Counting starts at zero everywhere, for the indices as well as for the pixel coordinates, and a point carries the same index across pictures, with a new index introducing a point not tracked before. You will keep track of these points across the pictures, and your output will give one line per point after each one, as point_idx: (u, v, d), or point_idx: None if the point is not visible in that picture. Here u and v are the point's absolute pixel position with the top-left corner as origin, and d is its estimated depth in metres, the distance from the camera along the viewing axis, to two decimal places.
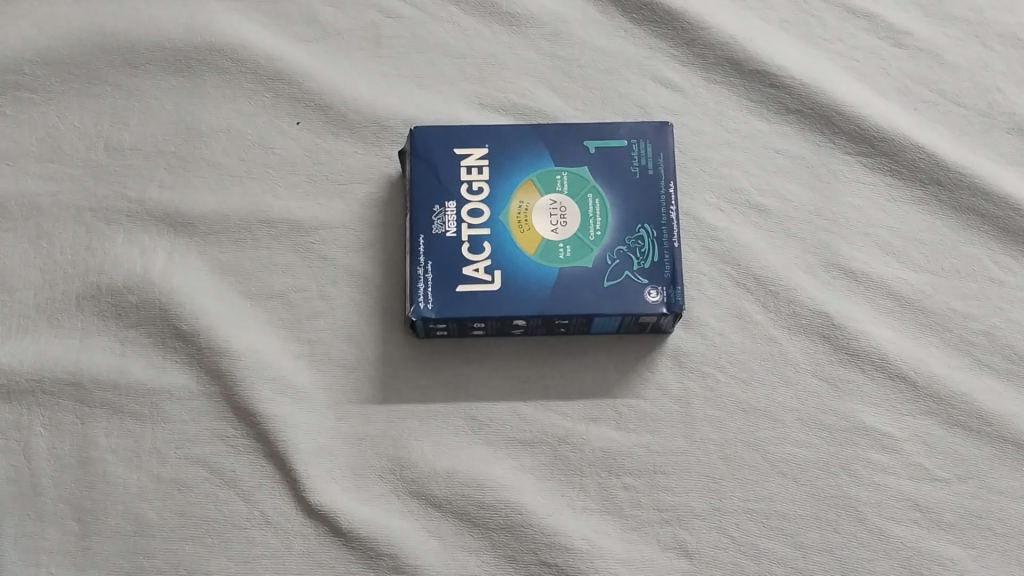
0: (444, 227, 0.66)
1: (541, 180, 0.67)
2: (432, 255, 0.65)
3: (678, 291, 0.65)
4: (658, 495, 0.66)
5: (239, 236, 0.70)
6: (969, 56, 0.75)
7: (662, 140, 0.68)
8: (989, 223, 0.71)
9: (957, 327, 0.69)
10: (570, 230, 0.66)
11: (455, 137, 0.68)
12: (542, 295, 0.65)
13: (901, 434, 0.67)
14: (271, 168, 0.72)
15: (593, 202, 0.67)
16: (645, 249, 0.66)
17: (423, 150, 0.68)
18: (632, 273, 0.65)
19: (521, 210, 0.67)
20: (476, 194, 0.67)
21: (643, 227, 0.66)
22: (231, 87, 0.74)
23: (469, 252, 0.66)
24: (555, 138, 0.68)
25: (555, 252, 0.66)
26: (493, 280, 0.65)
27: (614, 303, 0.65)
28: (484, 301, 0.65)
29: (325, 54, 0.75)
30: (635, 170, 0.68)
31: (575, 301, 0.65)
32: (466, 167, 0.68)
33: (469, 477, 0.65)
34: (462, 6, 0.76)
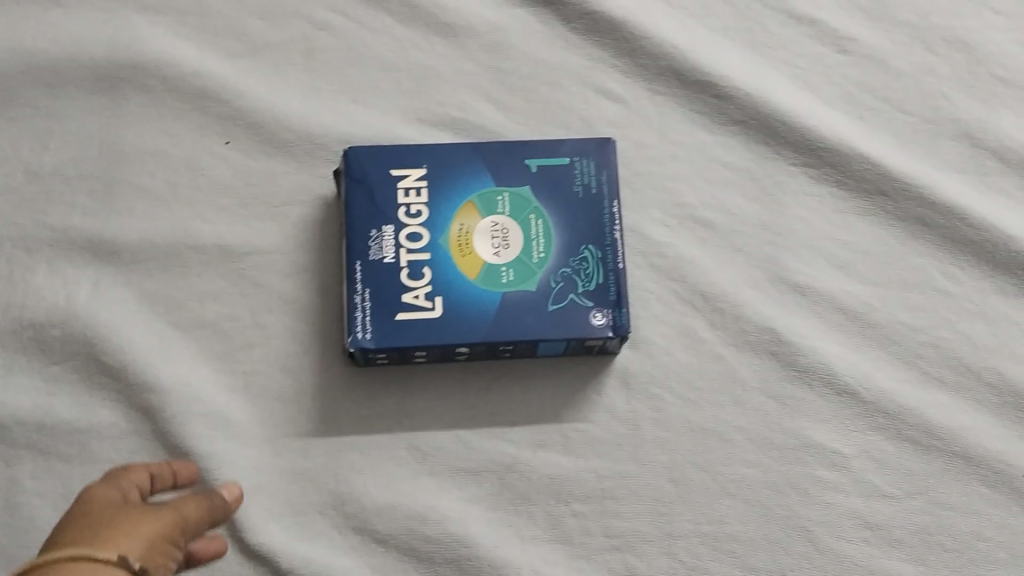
0: (382, 252, 0.64)
1: (481, 201, 0.65)
2: (370, 282, 0.63)
3: (623, 314, 0.64)
4: (608, 521, 0.65)
5: (168, 263, 0.68)
6: (913, 62, 0.74)
7: (605, 157, 0.66)
8: (936, 233, 0.70)
9: (905, 340, 0.68)
10: (514, 252, 0.64)
11: (391, 157, 0.66)
12: (485, 320, 0.63)
13: (851, 451, 0.67)
14: (199, 191, 0.69)
15: (536, 223, 0.65)
16: (590, 271, 0.64)
17: (358, 173, 0.65)
18: (577, 296, 0.64)
19: (462, 233, 0.65)
20: (414, 218, 0.65)
21: (588, 248, 0.65)
22: (156, 106, 0.70)
23: (408, 278, 0.63)
24: (495, 157, 0.66)
25: (497, 276, 0.64)
26: (434, 307, 0.63)
27: (560, 327, 0.63)
28: (425, 330, 0.62)
29: (255, 68, 0.72)
30: (578, 189, 0.66)
31: (519, 327, 0.63)
32: (404, 189, 0.65)
33: (413, 510, 0.64)
34: (397, 16, 0.73)
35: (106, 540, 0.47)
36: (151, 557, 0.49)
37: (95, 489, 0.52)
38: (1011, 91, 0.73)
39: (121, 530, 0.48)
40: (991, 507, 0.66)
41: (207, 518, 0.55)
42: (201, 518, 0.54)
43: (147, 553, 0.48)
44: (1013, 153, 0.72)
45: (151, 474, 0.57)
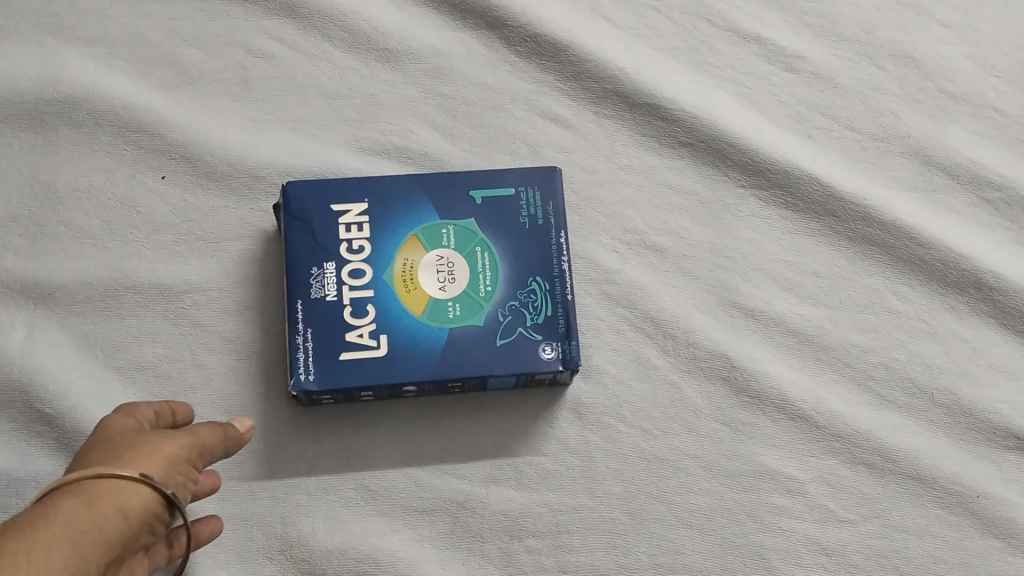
0: (324, 290, 0.62)
1: (426, 234, 0.64)
2: (313, 322, 0.61)
3: (573, 347, 0.62)
4: (562, 556, 0.64)
5: (104, 304, 0.65)
6: (861, 78, 0.73)
7: (551, 186, 0.65)
8: (886, 253, 0.70)
9: (857, 362, 0.68)
10: (460, 286, 0.63)
11: (332, 192, 0.64)
12: (432, 357, 0.61)
13: (805, 476, 0.66)
14: (136, 229, 0.67)
15: (482, 255, 0.64)
16: (538, 303, 0.63)
17: (298, 208, 0.64)
18: (525, 329, 0.62)
19: (406, 268, 0.63)
20: (356, 253, 0.63)
21: (536, 279, 0.63)
22: (89, 141, 0.68)
23: (351, 316, 0.62)
24: (439, 189, 0.65)
25: (443, 311, 0.62)
26: (379, 345, 0.61)
27: (508, 362, 0.62)
28: (370, 369, 0.61)
29: (190, 99, 0.70)
30: (525, 220, 0.65)
31: (467, 363, 0.62)
32: (345, 224, 0.64)
33: (364, 553, 0.62)
34: (336, 42, 0.71)
35: (125, 460, 0.46)
36: (170, 475, 0.47)
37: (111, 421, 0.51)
38: (959, 106, 0.73)
39: (139, 449, 0.47)
40: (946, 529, 0.65)
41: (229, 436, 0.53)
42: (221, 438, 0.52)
43: (167, 473, 0.47)
44: (962, 169, 0.71)
45: (155, 411, 0.54)
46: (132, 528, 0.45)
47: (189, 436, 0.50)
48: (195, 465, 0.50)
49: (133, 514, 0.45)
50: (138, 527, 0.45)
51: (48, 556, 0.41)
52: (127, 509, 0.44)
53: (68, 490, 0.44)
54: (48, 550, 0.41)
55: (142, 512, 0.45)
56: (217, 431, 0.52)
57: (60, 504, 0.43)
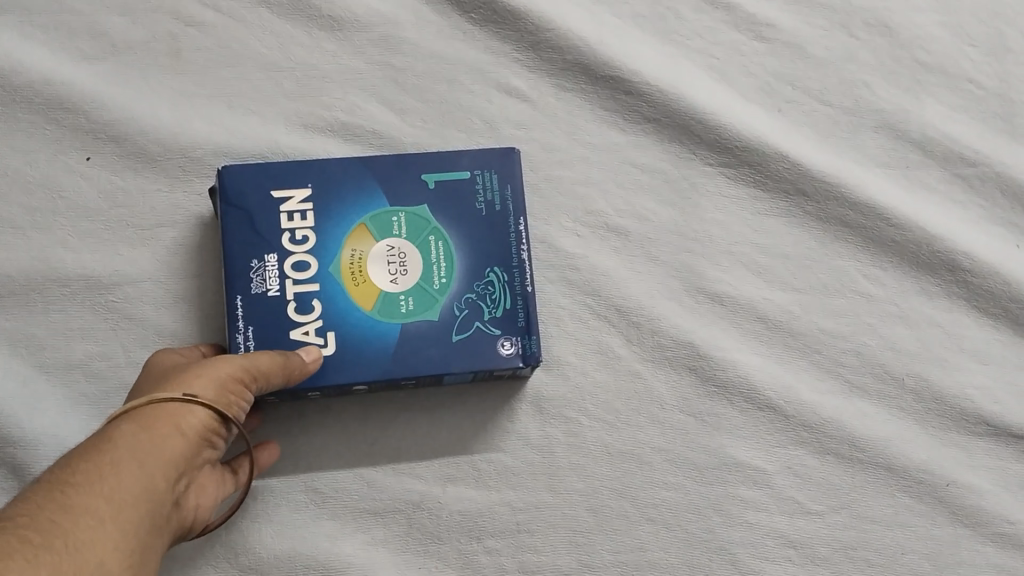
0: (266, 285, 0.58)
1: (375, 222, 0.59)
2: (255, 319, 0.57)
3: (533, 341, 0.59)
4: (523, 556, 0.61)
5: (26, 299, 0.61)
6: (834, 48, 0.69)
7: (510, 169, 0.61)
8: (857, 233, 0.67)
9: (827, 349, 0.66)
10: (412, 279, 0.59)
11: (273, 176, 0.59)
12: (385, 355, 0.58)
13: (772, 467, 0.64)
14: (60, 216, 0.62)
15: (436, 245, 0.59)
16: (495, 296, 0.59)
17: (235, 195, 0.59)
18: (482, 324, 0.59)
19: (355, 260, 0.59)
20: (300, 244, 0.59)
21: (493, 270, 0.60)
22: (6, 120, 0.63)
23: (296, 313, 0.58)
24: (388, 172, 0.60)
25: (395, 305, 0.58)
26: (326, 344, 0.57)
27: (464, 359, 0.58)
28: (317, 369, 0.57)
29: (116, 73, 0.64)
30: (480, 206, 0.60)
31: (422, 360, 0.58)
32: (287, 212, 0.59)
33: (314, 559, 0.59)
34: (275, 8, 0.66)
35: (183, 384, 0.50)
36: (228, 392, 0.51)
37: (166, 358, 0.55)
38: (934, 78, 0.70)
39: (192, 372, 0.51)
40: (915, 519, 0.64)
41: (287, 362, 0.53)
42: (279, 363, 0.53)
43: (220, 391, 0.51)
44: (937, 145, 0.68)
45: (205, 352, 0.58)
46: (191, 444, 0.49)
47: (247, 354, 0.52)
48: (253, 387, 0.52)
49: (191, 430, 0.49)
50: (197, 440, 0.49)
51: (116, 473, 0.44)
52: (184, 428, 0.48)
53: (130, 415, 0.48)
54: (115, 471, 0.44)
55: (199, 428, 0.49)
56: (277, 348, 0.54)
57: (124, 429, 0.47)
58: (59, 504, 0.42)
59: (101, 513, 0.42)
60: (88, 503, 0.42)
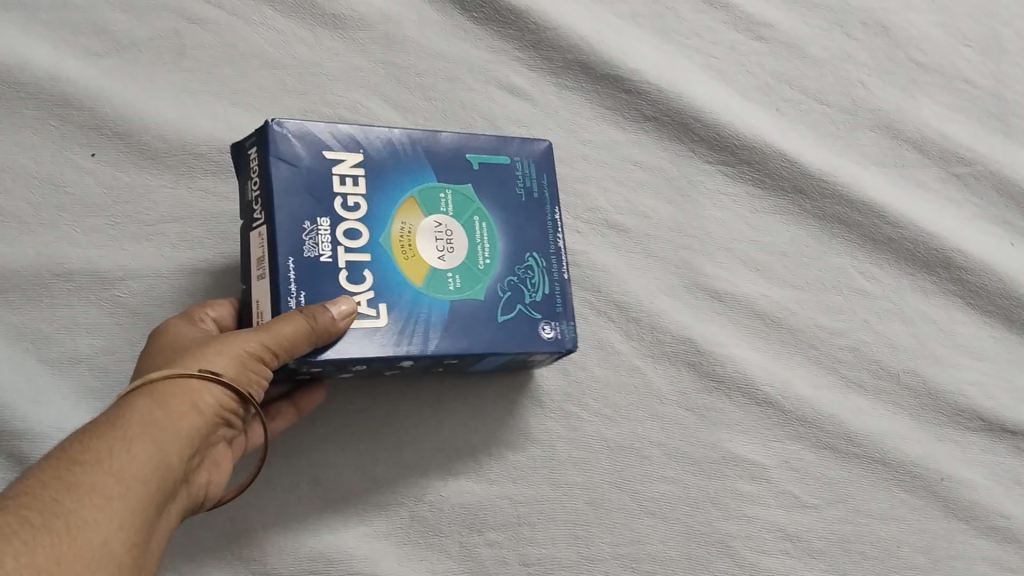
0: (318, 249, 0.50)
1: (423, 197, 0.54)
2: (305, 285, 0.50)
3: (570, 328, 0.56)
4: (524, 549, 0.62)
5: (32, 293, 0.61)
6: (831, 48, 0.70)
7: (546, 161, 0.58)
8: (855, 231, 0.68)
9: (824, 345, 0.66)
10: (458, 257, 0.54)
11: (322, 133, 0.53)
12: (434, 329, 0.52)
13: (770, 461, 0.65)
14: (64, 211, 0.62)
15: (481, 226, 0.55)
16: (536, 280, 0.56)
17: (283, 150, 0.51)
18: (525, 307, 0.55)
19: (404, 233, 0.53)
20: (352, 211, 0.52)
21: (532, 255, 0.56)
22: (9, 115, 0.63)
23: (348, 281, 0.51)
24: (431, 145, 0.55)
25: (444, 282, 0.53)
26: (378, 314, 0.51)
27: (510, 342, 0.54)
28: (368, 341, 0.50)
29: (120, 69, 0.65)
30: (521, 192, 0.57)
31: (470, 337, 0.53)
32: (339, 175, 0.52)
33: (318, 552, 0.60)
34: (279, 7, 0.67)
35: (202, 358, 0.48)
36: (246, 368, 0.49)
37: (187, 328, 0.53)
38: (930, 78, 0.71)
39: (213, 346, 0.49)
40: (910, 513, 0.65)
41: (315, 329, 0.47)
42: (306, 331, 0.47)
43: (240, 368, 0.48)
44: (932, 144, 0.69)
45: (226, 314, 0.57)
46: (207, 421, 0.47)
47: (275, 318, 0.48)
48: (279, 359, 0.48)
49: (207, 407, 0.47)
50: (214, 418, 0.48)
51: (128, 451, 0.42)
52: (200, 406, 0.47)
53: (143, 391, 0.46)
54: (128, 448, 0.42)
55: (216, 405, 0.48)
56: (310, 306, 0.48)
57: (138, 403, 0.45)
58: (66, 483, 0.40)
59: (110, 491, 0.40)
60: (96, 481, 0.40)
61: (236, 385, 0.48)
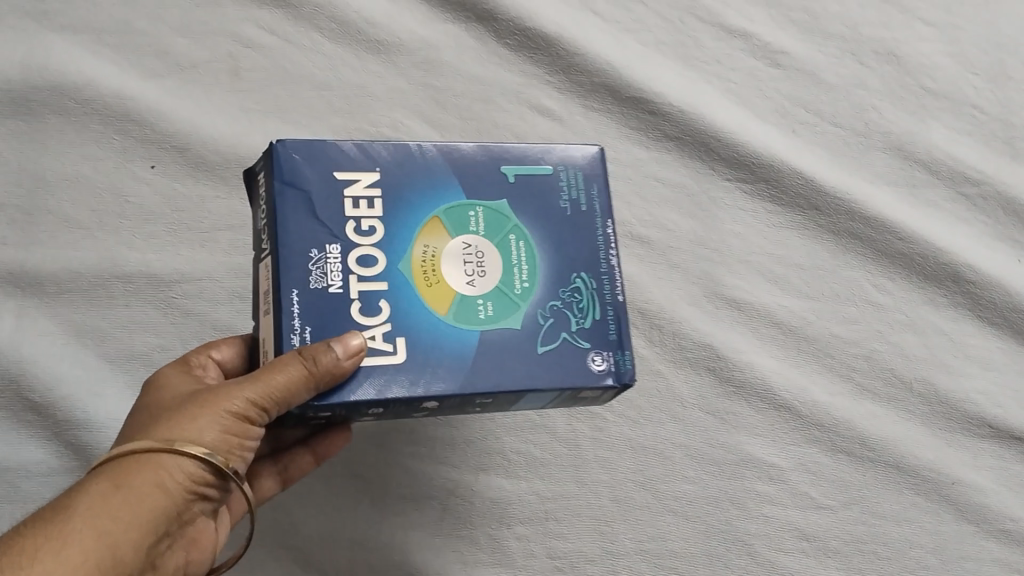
0: (326, 280, 0.46)
1: (449, 215, 0.49)
2: (311, 319, 0.46)
3: (627, 358, 0.49)
4: (551, 542, 0.65)
5: (94, 293, 0.65)
6: (845, 74, 0.74)
7: (595, 170, 0.52)
8: (868, 246, 0.71)
9: (839, 353, 0.69)
10: (490, 284, 0.49)
11: (333, 149, 0.49)
12: (463, 365, 0.47)
13: (787, 464, 0.68)
14: (125, 219, 0.67)
15: (517, 245, 0.49)
16: (583, 304, 0.49)
17: (290, 173, 0.48)
18: (569, 335, 0.49)
19: (427, 256, 0.48)
20: (366, 235, 0.48)
21: (580, 276, 0.50)
22: (78, 130, 0.68)
23: (362, 315, 0.46)
24: (456, 156, 0.51)
25: (474, 311, 0.48)
26: (397, 350, 0.46)
27: (554, 376, 0.48)
28: (384, 380, 0.46)
29: (179, 89, 0.70)
30: (564, 204, 0.51)
31: (505, 373, 0.47)
32: (351, 197, 0.48)
33: (355, 541, 0.63)
34: (327, 33, 0.72)
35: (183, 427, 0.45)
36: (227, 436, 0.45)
37: (179, 384, 0.51)
38: (940, 103, 0.74)
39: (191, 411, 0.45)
40: (923, 515, 0.67)
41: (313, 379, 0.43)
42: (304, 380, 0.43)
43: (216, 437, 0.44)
44: (942, 165, 0.73)
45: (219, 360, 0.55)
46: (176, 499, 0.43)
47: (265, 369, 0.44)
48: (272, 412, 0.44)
49: (179, 481, 0.44)
50: (187, 493, 0.44)
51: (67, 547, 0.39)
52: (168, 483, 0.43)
53: (108, 468, 0.43)
54: (66, 545, 0.39)
55: (190, 478, 0.44)
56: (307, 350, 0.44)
57: (97, 484, 0.42)
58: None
59: None
60: None
61: (210, 458, 0.44)
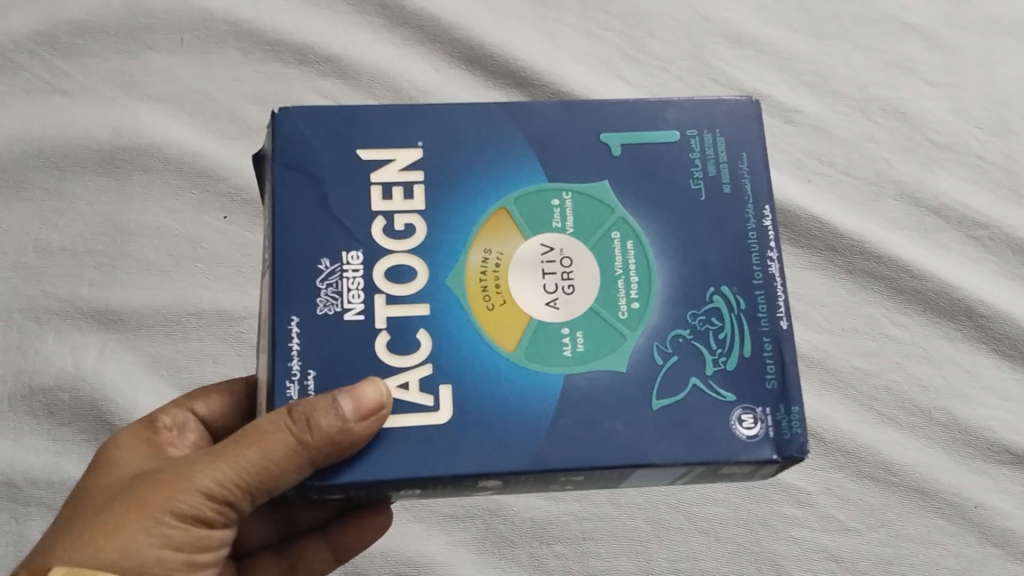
0: (340, 305, 0.48)
1: (534, 218, 0.50)
2: (315, 362, 0.47)
3: (794, 417, 0.48)
4: (588, 561, 0.68)
5: (169, 328, 0.72)
6: (854, 129, 0.80)
7: (741, 132, 0.52)
8: (883, 284, 0.76)
9: (859, 384, 0.73)
10: (585, 301, 0.49)
11: (362, 132, 0.51)
12: (538, 433, 0.47)
13: (814, 488, 0.71)
14: (199, 262, 0.74)
15: (622, 242, 0.50)
16: (724, 336, 0.49)
17: (306, 162, 0.50)
18: (702, 381, 0.48)
19: (499, 265, 0.50)
20: (401, 237, 0.49)
21: (721, 294, 0.50)
22: (159, 185, 0.76)
23: (395, 354, 0.48)
24: (564, 134, 0.52)
25: (557, 337, 0.49)
26: (439, 408, 0.47)
27: (690, 431, 0.47)
28: (431, 443, 0.46)
29: (249, 149, 0.77)
30: (698, 186, 0.51)
31: (606, 431, 0.47)
32: (380, 185, 0.50)
33: (403, 556, 0.68)
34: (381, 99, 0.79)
35: (136, 506, 0.46)
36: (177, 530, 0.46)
37: (134, 458, 0.51)
38: (946, 155, 0.80)
39: (137, 509, 0.46)
40: (947, 538, 0.70)
41: (305, 446, 0.44)
42: (294, 447, 0.44)
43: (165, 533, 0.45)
44: (950, 211, 0.78)
45: (182, 424, 0.57)
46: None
47: (243, 438, 0.46)
48: (250, 488, 0.46)
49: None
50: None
51: None
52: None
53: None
54: None
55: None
56: (300, 406, 0.45)
57: None
58: None
59: None
60: None
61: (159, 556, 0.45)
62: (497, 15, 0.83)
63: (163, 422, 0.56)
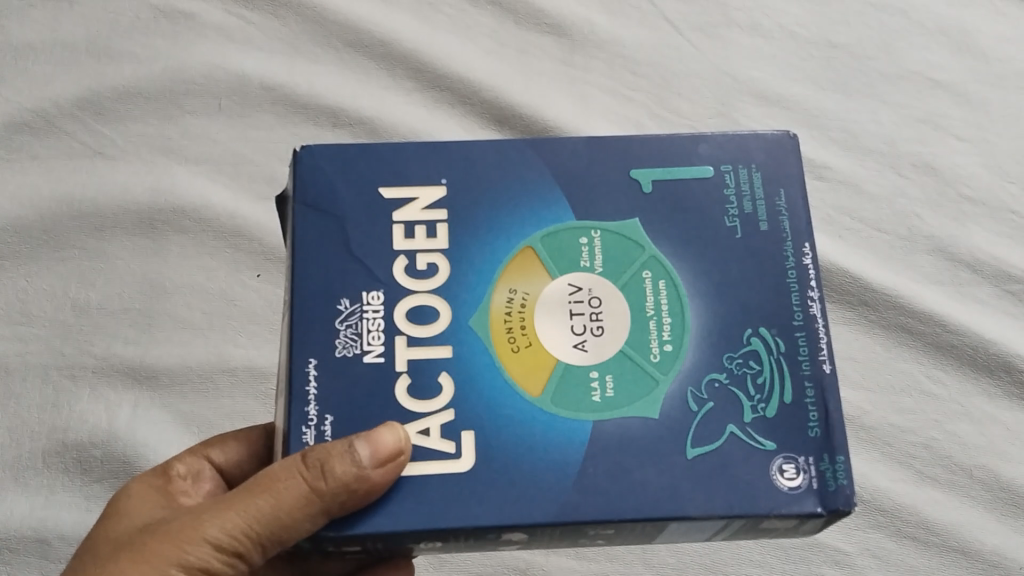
0: (360, 347, 0.48)
1: (559, 257, 0.51)
2: (334, 404, 0.47)
3: (840, 467, 0.47)
4: None
5: (202, 385, 0.73)
6: (885, 185, 0.80)
7: (778, 167, 0.52)
8: (919, 339, 0.75)
9: (897, 441, 0.72)
10: (614, 343, 0.49)
11: (385, 172, 0.52)
12: (564, 482, 0.46)
13: (852, 548, 0.69)
14: (233, 320, 0.75)
15: (653, 281, 0.50)
16: (762, 381, 0.48)
17: (327, 201, 0.51)
18: (740, 428, 0.48)
19: (524, 306, 0.50)
20: (423, 277, 0.50)
21: (758, 336, 0.49)
22: (194, 244, 0.77)
23: (416, 398, 0.48)
24: (595, 173, 0.53)
25: (585, 380, 0.48)
26: (461, 456, 0.47)
27: (728, 481, 0.47)
28: (456, 491, 0.46)
29: None
30: (734, 224, 0.51)
31: (638, 482, 0.46)
32: (402, 224, 0.51)
33: None
34: None
35: (145, 558, 0.46)
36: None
37: (143, 509, 0.52)
38: (979, 210, 0.79)
39: (146, 561, 0.46)
40: None
41: (318, 493, 0.44)
42: (306, 495, 0.44)
43: None
44: (985, 265, 0.77)
45: (195, 473, 0.58)
46: None
47: (253, 487, 0.46)
48: (261, 538, 0.46)
49: None
50: None
51: None
52: None
53: None
54: None
55: None
56: (314, 452, 0.45)
57: None
58: None
59: None
60: None
61: None
62: (526, 77, 0.84)
63: (177, 471, 0.57)
